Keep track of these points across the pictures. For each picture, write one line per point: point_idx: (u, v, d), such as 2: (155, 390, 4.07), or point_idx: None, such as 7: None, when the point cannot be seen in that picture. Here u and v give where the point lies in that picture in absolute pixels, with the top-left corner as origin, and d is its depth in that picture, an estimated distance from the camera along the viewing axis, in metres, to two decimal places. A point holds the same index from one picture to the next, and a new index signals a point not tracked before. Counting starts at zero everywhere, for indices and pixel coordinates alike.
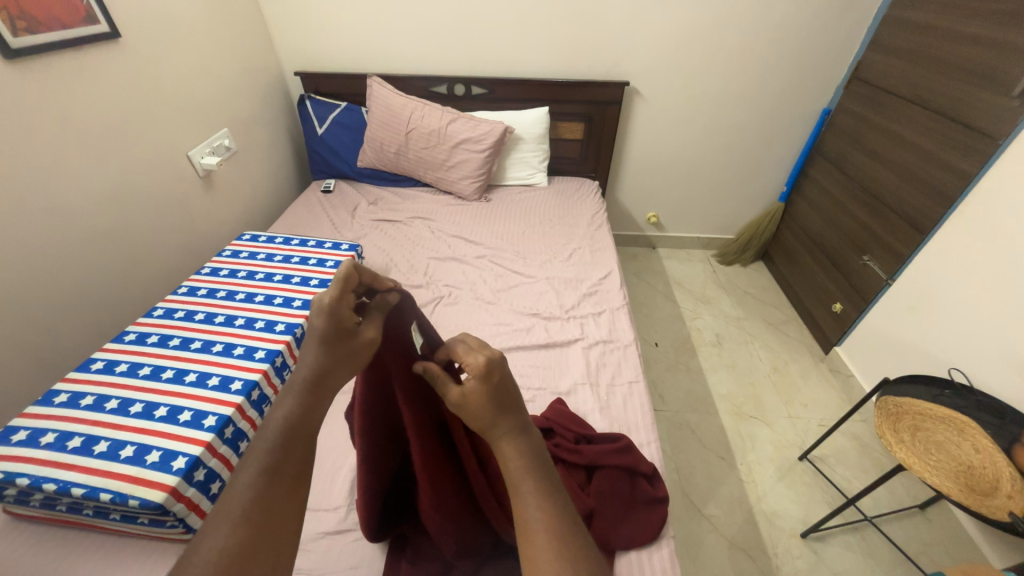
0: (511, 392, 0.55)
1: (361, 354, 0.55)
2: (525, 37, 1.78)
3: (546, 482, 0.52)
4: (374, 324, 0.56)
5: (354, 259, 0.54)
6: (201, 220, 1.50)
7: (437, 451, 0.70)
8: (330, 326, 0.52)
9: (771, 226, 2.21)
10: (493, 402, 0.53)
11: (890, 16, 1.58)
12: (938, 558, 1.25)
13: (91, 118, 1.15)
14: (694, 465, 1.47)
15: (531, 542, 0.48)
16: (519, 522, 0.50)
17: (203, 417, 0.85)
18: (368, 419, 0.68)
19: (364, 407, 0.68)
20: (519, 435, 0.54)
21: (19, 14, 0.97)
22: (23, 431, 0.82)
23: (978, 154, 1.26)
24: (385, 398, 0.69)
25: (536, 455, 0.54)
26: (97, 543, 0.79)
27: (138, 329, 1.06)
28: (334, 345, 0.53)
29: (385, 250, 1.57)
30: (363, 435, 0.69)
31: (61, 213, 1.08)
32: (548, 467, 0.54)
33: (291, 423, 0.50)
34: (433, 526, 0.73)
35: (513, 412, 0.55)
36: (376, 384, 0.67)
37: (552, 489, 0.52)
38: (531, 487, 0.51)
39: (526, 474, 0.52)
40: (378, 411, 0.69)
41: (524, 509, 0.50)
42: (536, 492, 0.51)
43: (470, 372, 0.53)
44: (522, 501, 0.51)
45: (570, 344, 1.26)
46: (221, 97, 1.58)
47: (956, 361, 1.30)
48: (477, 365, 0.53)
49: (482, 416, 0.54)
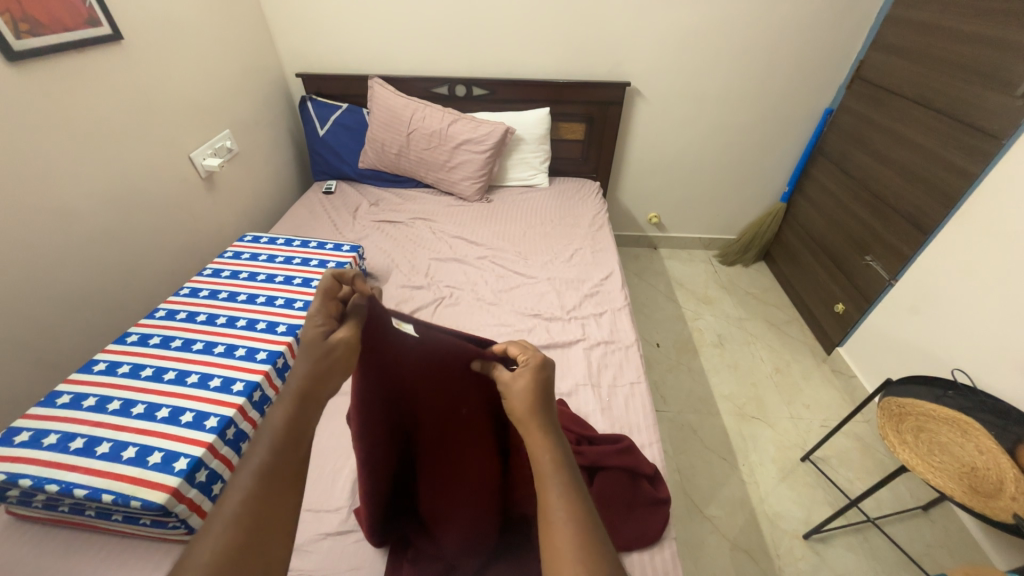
0: (550, 397, 0.61)
1: (344, 358, 0.56)
2: (526, 38, 1.78)
3: (571, 477, 0.53)
4: (353, 329, 0.58)
5: (333, 270, 0.59)
6: (203, 221, 1.51)
7: (448, 434, 0.73)
8: (311, 334, 0.55)
9: (772, 227, 2.21)
10: (538, 392, 0.60)
11: (893, 15, 1.58)
12: (941, 558, 1.25)
13: (94, 121, 1.15)
14: (696, 466, 1.47)
15: (552, 529, 0.48)
16: (542, 508, 0.50)
17: (205, 417, 0.86)
18: (369, 426, 0.68)
19: (365, 413, 0.68)
20: (548, 434, 0.56)
21: (22, 16, 0.97)
22: (26, 432, 0.82)
23: (982, 154, 1.25)
24: (387, 403, 0.70)
25: (565, 455, 0.55)
26: (98, 544, 0.79)
27: (141, 330, 1.06)
28: (311, 348, 0.54)
29: (387, 250, 1.58)
30: (365, 440, 0.69)
31: (65, 214, 1.09)
32: (573, 466, 0.54)
33: (295, 427, 0.51)
34: (448, 505, 0.76)
35: (550, 411, 0.59)
36: (377, 388, 0.67)
37: (578, 487, 0.52)
38: (557, 480, 0.52)
39: (553, 468, 0.53)
40: (380, 415, 0.69)
41: (549, 497, 0.51)
42: (562, 484, 0.52)
43: (530, 364, 0.62)
44: (545, 486, 0.52)
45: (572, 345, 1.25)
46: (223, 98, 1.58)
47: (959, 362, 1.29)
48: (538, 358, 0.62)
49: (525, 404, 0.59)
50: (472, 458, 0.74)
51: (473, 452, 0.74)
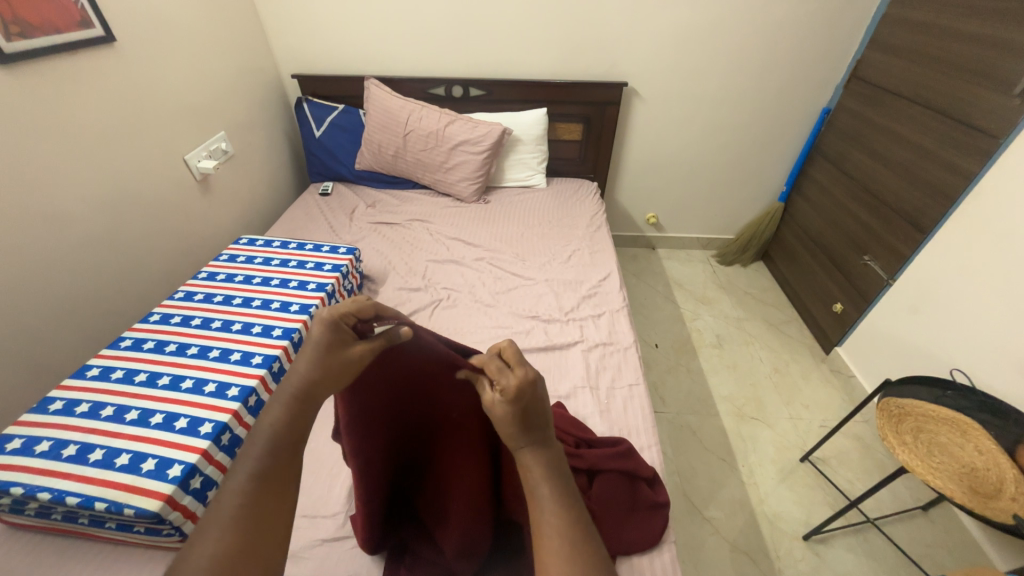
0: (531, 422, 0.54)
1: (343, 371, 0.56)
2: (522, 38, 1.77)
3: (565, 493, 0.52)
4: (367, 344, 0.59)
5: (370, 296, 0.60)
6: (198, 224, 1.50)
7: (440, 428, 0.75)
8: (325, 336, 0.55)
9: (770, 226, 2.20)
10: (521, 420, 0.54)
11: (890, 14, 1.57)
12: (942, 560, 1.24)
13: (87, 124, 1.14)
14: (696, 468, 1.47)
15: (544, 547, 0.48)
16: (535, 524, 0.50)
17: (199, 423, 0.85)
18: (358, 435, 0.69)
19: (352, 423, 0.68)
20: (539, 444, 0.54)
21: (13, 18, 0.96)
22: (18, 439, 0.81)
23: (979, 153, 1.25)
24: (372, 413, 0.69)
25: (556, 468, 0.53)
26: (92, 552, 0.78)
27: (135, 335, 1.05)
28: (327, 353, 0.55)
29: (384, 253, 1.57)
30: (356, 450, 0.69)
31: (58, 219, 1.08)
32: (564, 477, 0.53)
33: (280, 431, 0.51)
34: (446, 503, 0.75)
35: (538, 429, 0.54)
36: (362, 398, 0.67)
37: (569, 500, 0.52)
38: (547, 493, 0.51)
39: (543, 481, 0.52)
40: (366, 424, 0.69)
41: (540, 513, 0.51)
42: (553, 498, 0.51)
43: (506, 395, 0.53)
44: (536, 503, 0.51)
45: (570, 347, 1.25)
46: (218, 100, 1.57)
47: (957, 361, 1.29)
48: (515, 389, 0.53)
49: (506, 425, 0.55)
50: (463, 458, 0.73)
51: (467, 456, 0.73)
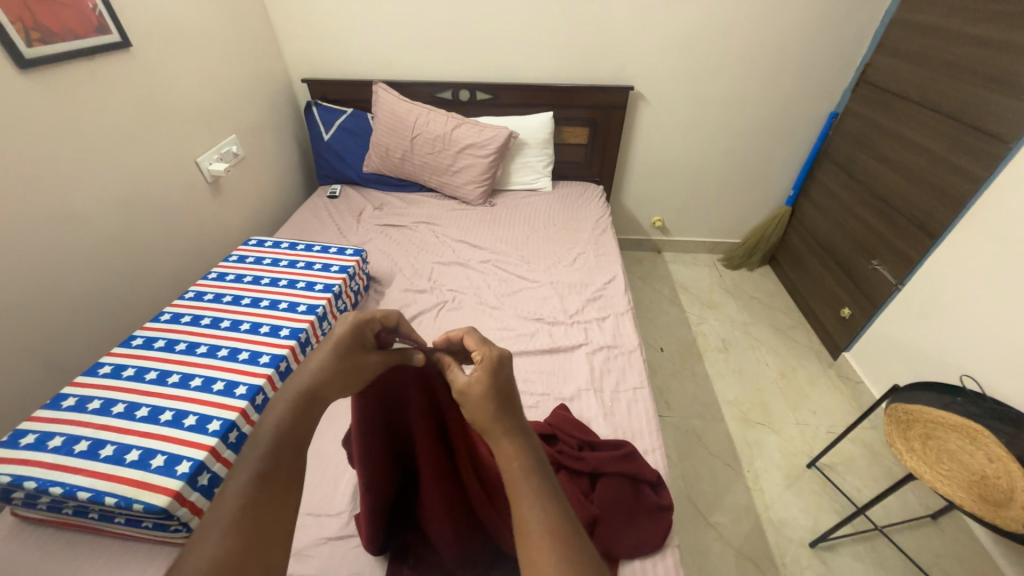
0: (510, 399, 0.59)
1: (349, 375, 0.60)
2: (529, 42, 1.79)
3: (551, 488, 0.52)
4: (381, 354, 0.65)
5: (399, 311, 0.67)
6: (209, 226, 1.52)
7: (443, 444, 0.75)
8: (348, 339, 0.61)
9: (777, 230, 2.19)
10: (495, 393, 0.58)
11: (898, 18, 1.57)
12: (951, 569, 1.23)
13: (103, 127, 1.17)
14: (701, 473, 1.46)
15: (529, 541, 0.46)
16: (515, 521, 0.49)
17: (208, 421, 0.86)
18: (366, 449, 0.71)
19: (361, 437, 0.71)
20: (517, 436, 0.55)
21: (33, 24, 0.99)
22: (32, 434, 0.83)
23: (989, 157, 1.24)
24: (381, 428, 0.73)
25: (536, 459, 0.54)
26: (100, 546, 0.79)
27: (146, 334, 1.07)
28: (346, 355, 0.60)
29: (391, 255, 1.58)
30: (364, 464, 0.71)
31: (75, 221, 1.11)
32: (546, 470, 0.53)
33: (281, 430, 0.51)
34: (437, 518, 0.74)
35: (513, 413, 0.57)
36: (373, 414, 0.71)
37: (555, 494, 0.51)
38: (530, 489, 0.50)
39: (524, 477, 0.52)
40: (375, 438, 0.72)
41: (523, 507, 0.49)
42: (535, 492, 0.50)
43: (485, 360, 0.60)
44: (518, 498, 0.50)
45: (574, 349, 1.25)
46: (229, 103, 1.60)
47: (968, 368, 1.27)
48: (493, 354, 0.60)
49: (485, 411, 0.57)
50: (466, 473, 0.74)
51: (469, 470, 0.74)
